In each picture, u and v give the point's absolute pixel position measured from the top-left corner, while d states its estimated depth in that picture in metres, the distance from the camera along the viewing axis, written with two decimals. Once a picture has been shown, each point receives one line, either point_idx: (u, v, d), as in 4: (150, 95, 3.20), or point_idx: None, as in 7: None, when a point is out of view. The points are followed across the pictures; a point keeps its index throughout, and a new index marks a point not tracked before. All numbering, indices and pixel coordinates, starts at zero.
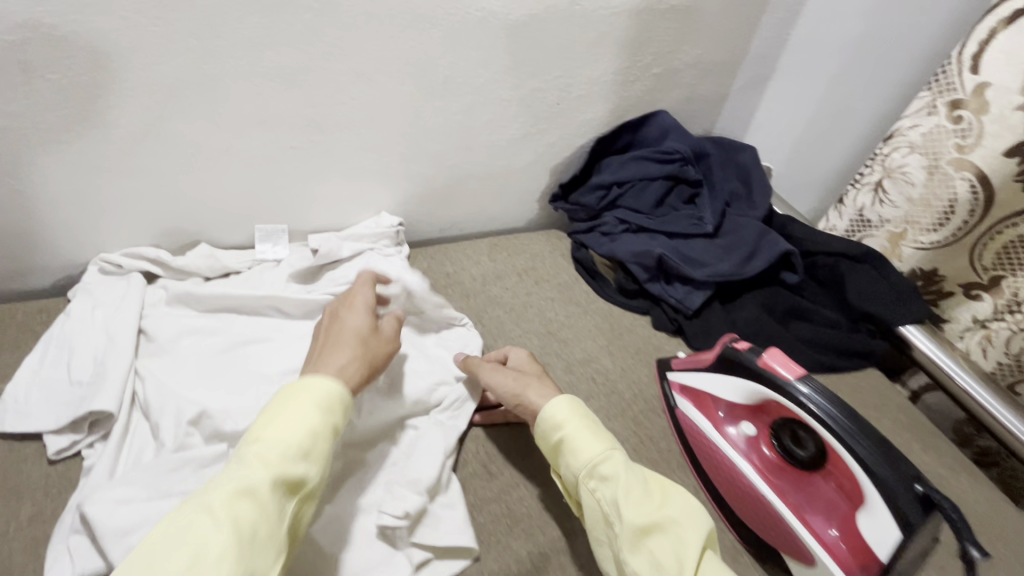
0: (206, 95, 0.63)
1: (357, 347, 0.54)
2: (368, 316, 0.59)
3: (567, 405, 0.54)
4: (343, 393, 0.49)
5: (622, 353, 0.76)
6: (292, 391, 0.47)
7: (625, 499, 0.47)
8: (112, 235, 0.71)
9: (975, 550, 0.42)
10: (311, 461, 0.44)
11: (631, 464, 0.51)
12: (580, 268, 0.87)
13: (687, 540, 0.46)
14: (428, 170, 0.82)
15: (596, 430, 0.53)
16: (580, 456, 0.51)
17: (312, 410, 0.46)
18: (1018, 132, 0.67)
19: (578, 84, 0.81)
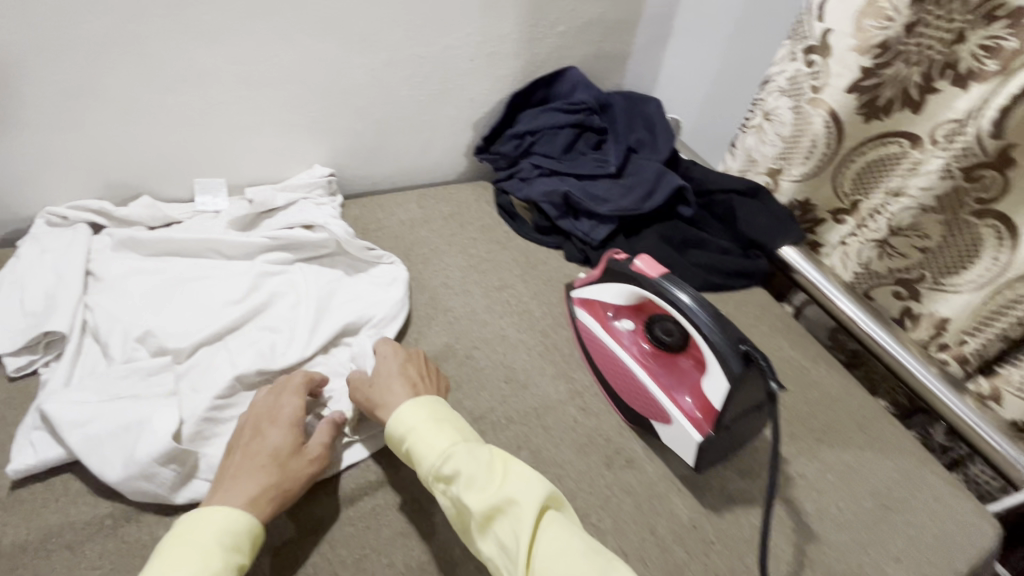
0: (132, 54, 0.69)
1: (270, 472, 0.53)
2: (292, 433, 0.57)
3: (408, 412, 0.57)
4: (243, 531, 0.48)
5: (535, 281, 0.86)
6: (192, 541, 0.46)
7: (467, 492, 0.50)
8: (55, 189, 0.77)
9: (774, 383, 0.56)
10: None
11: (474, 453, 0.53)
12: (501, 211, 0.96)
13: (522, 515, 0.49)
14: (355, 124, 0.90)
15: (440, 429, 0.55)
16: (425, 459, 0.53)
17: (216, 556, 0.46)
18: (854, 69, 0.78)
19: (488, 42, 0.89)
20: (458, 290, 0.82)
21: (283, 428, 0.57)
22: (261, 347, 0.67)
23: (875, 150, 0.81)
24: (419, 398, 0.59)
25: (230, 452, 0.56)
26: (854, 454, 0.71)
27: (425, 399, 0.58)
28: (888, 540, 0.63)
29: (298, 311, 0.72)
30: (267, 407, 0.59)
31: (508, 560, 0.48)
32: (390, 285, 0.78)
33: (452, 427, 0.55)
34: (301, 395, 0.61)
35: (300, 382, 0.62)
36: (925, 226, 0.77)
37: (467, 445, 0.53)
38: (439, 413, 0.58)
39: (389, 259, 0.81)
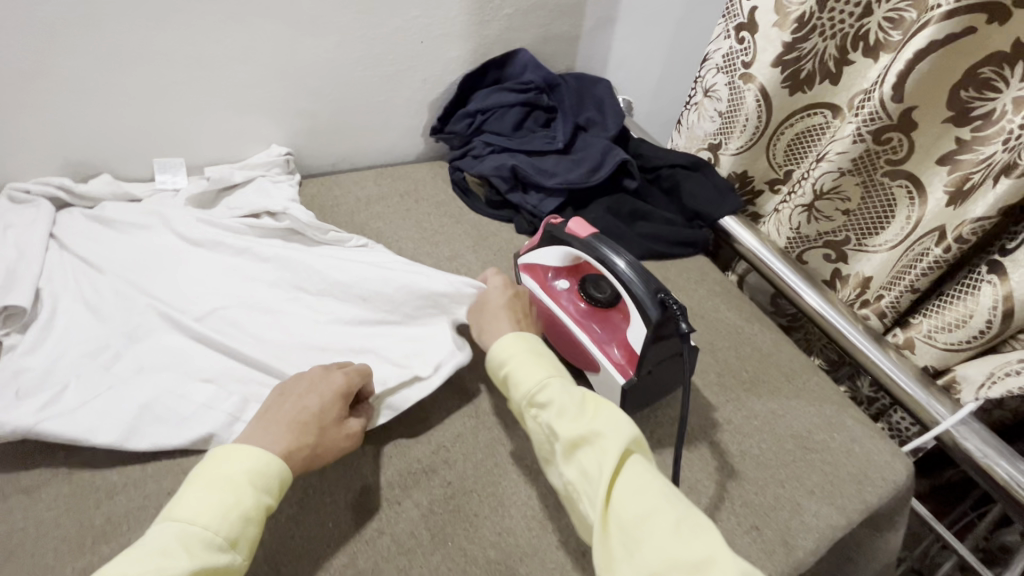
0: (86, 37, 0.72)
1: (309, 433, 0.55)
2: (337, 404, 0.59)
3: (512, 341, 0.62)
4: (272, 478, 0.51)
5: (486, 251, 0.90)
6: (229, 470, 0.49)
7: (559, 420, 0.54)
8: (17, 168, 0.79)
9: (684, 325, 0.61)
10: (237, 549, 0.47)
11: (566, 389, 0.57)
12: (455, 188, 1.00)
13: (610, 448, 0.52)
14: (311, 106, 0.93)
15: (535, 364, 0.60)
16: (520, 385, 0.59)
17: (246, 492, 0.49)
18: (776, 44, 0.81)
19: (437, 24, 0.93)
20: (411, 261, 0.86)
21: (334, 395, 0.59)
22: (264, 331, 0.70)
23: (802, 121, 0.87)
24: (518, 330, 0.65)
25: (284, 395, 0.58)
26: (780, 402, 0.76)
27: (524, 333, 0.64)
28: (805, 476, 0.68)
29: (298, 298, 0.75)
30: (332, 370, 0.62)
31: (588, 485, 0.51)
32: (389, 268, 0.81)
33: (549, 363, 0.60)
34: (359, 375, 0.62)
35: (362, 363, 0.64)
36: (846, 189, 0.82)
37: (562, 381, 0.58)
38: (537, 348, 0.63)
39: (369, 245, 0.84)
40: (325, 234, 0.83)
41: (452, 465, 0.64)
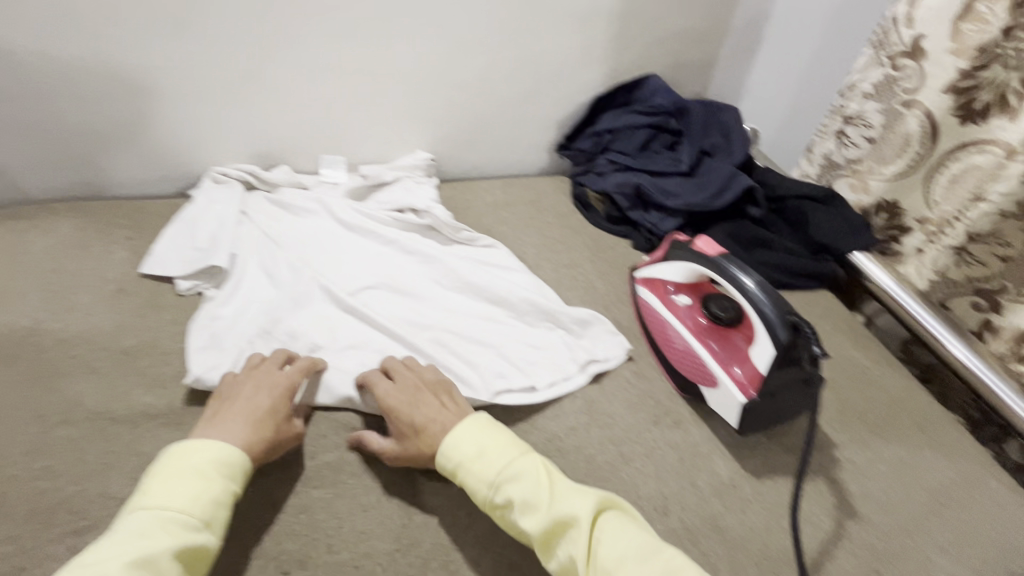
0: (293, 50, 0.86)
1: (263, 428, 0.58)
2: (288, 400, 0.61)
3: (451, 441, 0.58)
4: (234, 471, 0.53)
5: (602, 263, 0.93)
6: (193, 466, 0.51)
7: (523, 518, 0.52)
8: (220, 154, 0.94)
9: (818, 349, 0.61)
10: (211, 530, 0.50)
11: (521, 476, 0.54)
12: (576, 202, 1.05)
13: (580, 535, 0.50)
14: (455, 117, 1.02)
15: (486, 456, 0.56)
16: (477, 491, 0.55)
17: (213, 479, 0.51)
18: (951, 71, 0.78)
19: (577, 48, 0.99)
20: (532, 264, 0.92)
21: (284, 393, 0.61)
22: (401, 311, 0.79)
23: (959, 162, 0.80)
24: (463, 424, 0.59)
25: (216, 411, 0.59)
26: (911, 450, 0.71)
27: (465, 423, 0.59)
28: (936, 530, 0.64)
29: (433, 287, 0.83)
30: (260, 380, 0.62)
31: (574, 575, 0.50)
32: (514, 271, 0.87)
33: (499, 450, 0.56)
34: (301, 372, 0.65)
35: (303, 361, 0.66)
36: (1004, 233, 0.77)
37: (510, 469, 0.55)
38: (479, 433, 0.58)
39: (495, 245, 0.91)
40: (459, 233, 0.91)
41: (564, 454, 0.66)
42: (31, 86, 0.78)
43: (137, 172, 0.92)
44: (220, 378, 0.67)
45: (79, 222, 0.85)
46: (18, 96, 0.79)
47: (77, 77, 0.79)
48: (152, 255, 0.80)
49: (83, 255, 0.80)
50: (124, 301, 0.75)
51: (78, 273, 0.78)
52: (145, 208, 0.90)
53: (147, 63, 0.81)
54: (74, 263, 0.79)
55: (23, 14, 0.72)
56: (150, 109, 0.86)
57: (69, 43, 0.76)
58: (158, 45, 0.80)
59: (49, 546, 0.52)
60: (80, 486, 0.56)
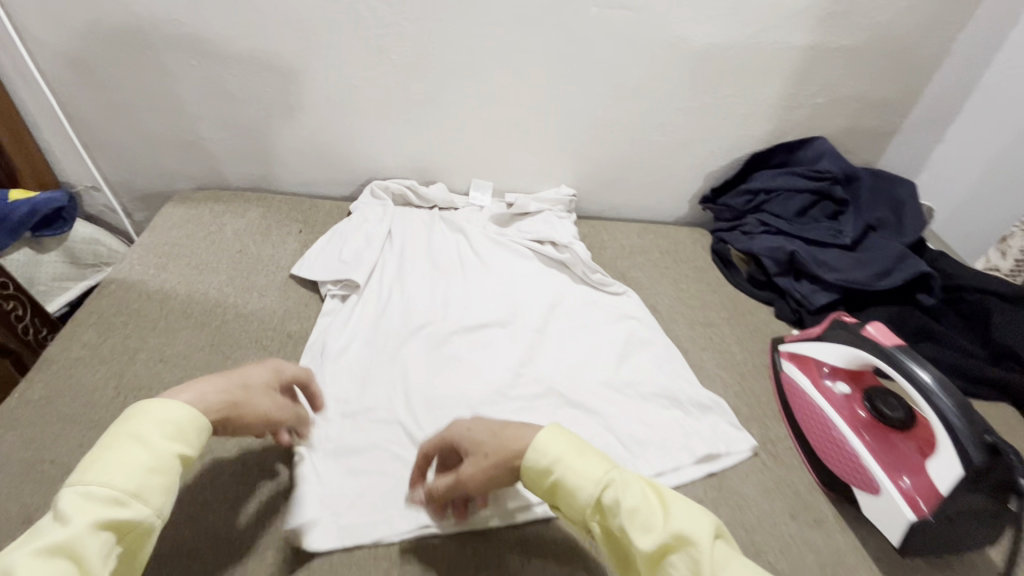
0: (469, 81, 0.91)
1: (228, 384, 0.52)
2: (268, 375, 0.57)
3: (546, 440, 0.52)
4: (187, 419, 0.47)
5: (741, 327, 0.88)
6: (128, 429, 0.44)
7: (634, 528, 0.46)
8: (385, 167, 1.02)
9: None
10: (143, 502, 0.42)
11: (630, 482, 0.49)
12: (716, 258, 1.01)
13: (699, 560, 0.43)
14: (604, 157, 1.03)
15: (585, 457, 0.51)
16: (580, 491, 0.49)
17: (150, 448, 0.44)
18: None
19: (743, 104, 0.96)
20: (664, 316, 0.89)
21: (265, 367, 0.58)
22: (532, 343, 0.79)
23: None
24: (545, 425, 0.54)
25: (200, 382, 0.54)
26: None
27: (556, 423, 0.54)
28: None
29: (564, 325, 0.83)
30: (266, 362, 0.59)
31: None
32: (645, 322, 0.85)
33: (599, 452, 0.52)
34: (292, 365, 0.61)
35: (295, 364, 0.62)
36: None
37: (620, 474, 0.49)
38: (574, 438, 0.53)
39: (627, 293, 0.89)
40: (593, 274, 0.90)
41: None
42: (252, 92, 0.91)
43: (315, 173, 1.03)
44: (349, 389, 0.70)
45: (264, 211, 0.96)
46: (241, 99, 0.91)
47: (289, 88, 0.90)
48: (306, 259, 0.86)
49: (263, 242, 0.91)
50: (292, 288, 0.84)
51: (259, 257, 0.88)
52: (316, 206, 1.00)
53: (344, 82, 0.90)
54: (256, 247, 0.89)
55: (259, 32, 0.84)
56: (337, 121, 0.95)
57: (287, 59, 0.87)
58: (357, 67, 0.88)
59: (213, 501, 0.58)
60: (242, 453, 0.63)
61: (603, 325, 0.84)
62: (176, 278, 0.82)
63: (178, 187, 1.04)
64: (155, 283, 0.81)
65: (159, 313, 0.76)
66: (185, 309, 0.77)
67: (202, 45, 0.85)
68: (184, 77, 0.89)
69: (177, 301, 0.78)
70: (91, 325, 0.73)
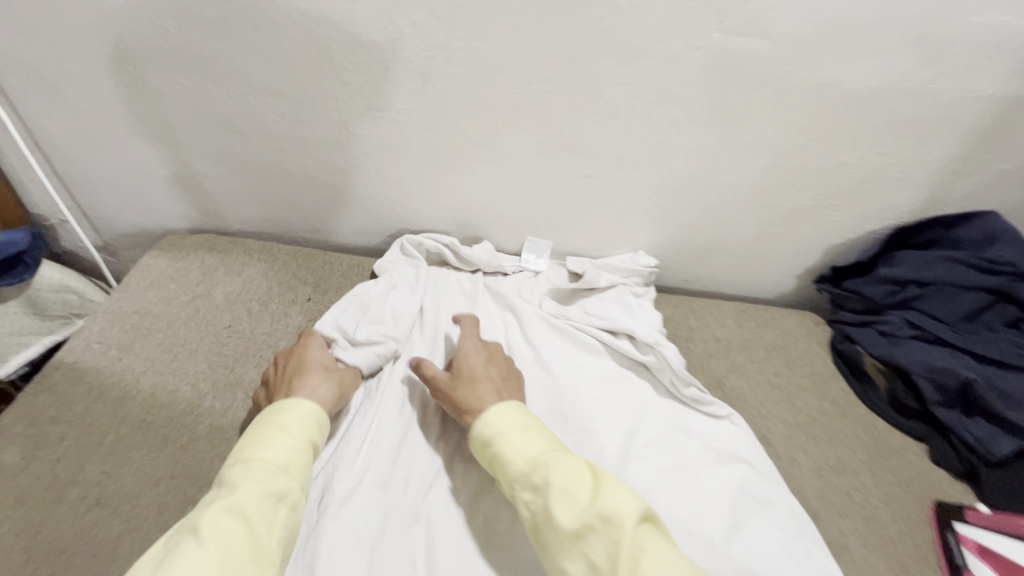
0: (538, 121, 0.69)
1: (321, 379, 0.60)
2: (327, 352, 0.64)
3: (498, 414, 0.56)
4: (316, 413, 0.56)
5: (886, 478, 0.64)
6: (274, 419, 0.53)
7: (555, 505, 0.47)
8: (421, 218, 0.82)
9: None
10: (293, 478, 0.49)
11: (563, 461, 0.50)
12: (840, 362, 0.78)
13: (618, 533, 0.44)
14: (699, 221, 0.80)
15: (528, 438, 0.54)
16: (511, 466, 0.52)
17: (291, 430, 0.52)
18: None
19: (898, 166, 0.72)
20: (781, 453, 0.66)
21: (317, 343, 0.65)
22: None
23: None
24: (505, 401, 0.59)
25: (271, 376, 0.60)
26: None
27: (514, 404, 0.58)
28: None
29: (646, 465, 0.61)
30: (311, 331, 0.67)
31: None
32: (758, 469, 0.62)
33: (541, 436, 0.54)
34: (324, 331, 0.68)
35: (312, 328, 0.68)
36: None
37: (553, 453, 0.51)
38: (527, 420, 0.57)
39: (731, 418, 0.67)
40: (684, 388, 0.68)
41: None
42: (260, 122, 0.71)
43: (334, 220, 0.83)
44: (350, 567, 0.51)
45: (265, 267, 0.76)
46: (245, 130, 0.72)
47: (305, 120, 0.71)
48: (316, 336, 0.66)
49: (260, 313, 0.71)
50: None
51: (252, 335, 0.68)
52: (332, 262, 0.80)
53: (375, 115, 0.69)
54: (251, 320, 0.70)
55: (270, 50, 0.64)
56: (365, 162, 0.75)
57: (305, 84, 0.67)
58: (394, 98, 0.67)
59: None
60: None
61: (699, 469, 0.61)
62: (142, 365, 0.63)
63: (169, 225, 0.86)
64: (114, 372, 0.61)
65: (110, 421, 0.57)
66: (146, 415, 0.58)
67: (197, 62, 0.65)
68: (174, 101, 0.70)
69: (137, 401, 0.59)
70: (15, 438, 0.54)
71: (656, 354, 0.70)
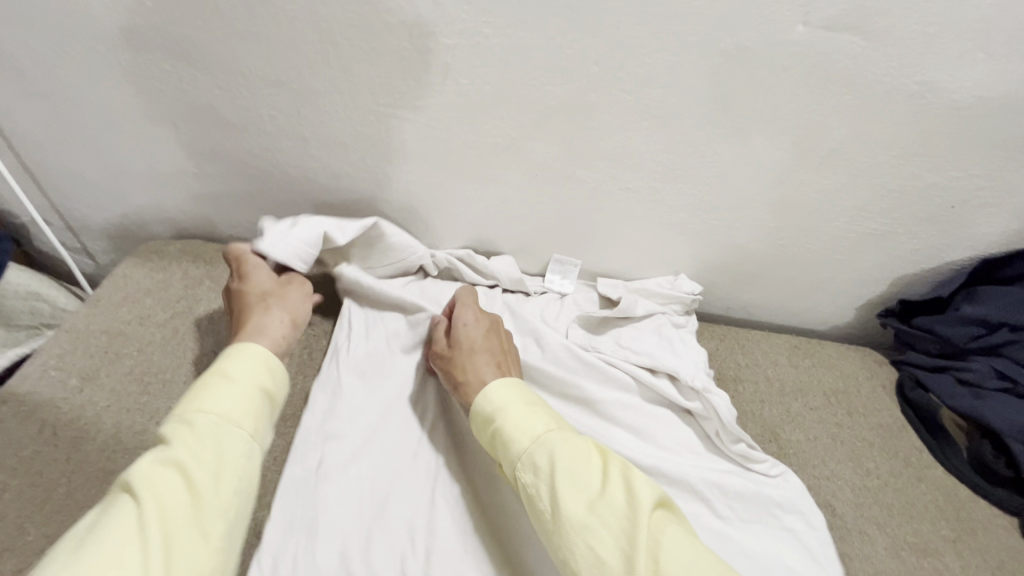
0: (576, 125, 0.59)
1: (265, 314, 0.57)
2: (268, 277, 0.61)
3: (501, 387, 0.53)
4: (261, 351, 0.51)
5: (977, 561, 0.54)
6: (216, 365, 0.48)
7: (563, 486, 0.44)
8: (435, 230, 0.72)
9: None
10: (239, 427, 0.44)
11: (570, 441, 0.48)
12: (909, 412, 0.68)
13: (633, 523, 0.42)
14: (751, 244, 0.70)
15: (533, 414, 0.51)
16: (514, 442, 0.48)
17: (233, 378, 0.46)
18: None
19: (993, 190, 0.62)
20: (850, 526, 0.56)
21: (254, 268, 0.61)
22: None
23: None
24: (506, 376, 0.56)
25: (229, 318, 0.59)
26: None
27: (515, 379, 0.55)
28: None
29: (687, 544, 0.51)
30: (241, 253, 0.62)
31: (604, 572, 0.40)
32: (821, 552, 0.52)
33: (546, 413, 0.51)
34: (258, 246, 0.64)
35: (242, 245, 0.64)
36: None
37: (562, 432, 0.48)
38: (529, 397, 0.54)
39: (786, 479, 0.57)
40: (733, 443, 0.58)
41: None
42: (253, 116, 0.62)
43: None
44: None
45: None
46: (236, 124, 0.63)
47: (305, 115, 0.61)
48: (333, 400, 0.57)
49: None
50: None
51: None
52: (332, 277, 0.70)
53: (387, 112, 0.60)
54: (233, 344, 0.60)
55: (264, 32, 0.54)
56: (373, 165, 0.65)
57: (306, 74, 0.57)
58: (409, 93, 0.58)
59: None
60: None
61: (754, 549, 0.51)
62: (106, 398, 0.54)
63: (153, 228, 0.77)
64: (72, 407, 0.52)
65: (60, 469, 0.48)
66: (104, 464, 0.49)
67: (180, 44, 0.56)
68: (155, 90, 0.60)
69: (96, 445, 0.50)
70: None
71: (702, 401, 0.60)
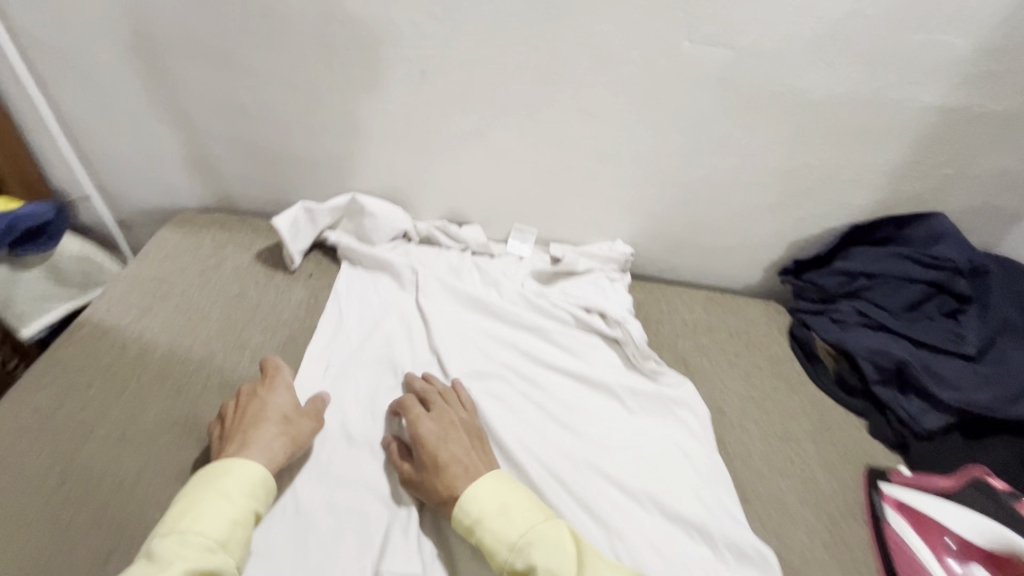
0: (525, 118, 0.76)
1: (276, 438, 0.57)
2: (291, 397, 0.62)
3: (476, 497, 0.54)
4: (258, 475, 0.53)
5: (827, 447, 0.72)
6: (215, 484, 0.51)
7: None
8: (416, 204, 0.89)
9: None
10: (227, 552, 0.48)
11: (547, 540, 0.50)
12: (796, 347, 0.86)
13: None
14: (672, 214, 0.87)
15: (507, 515, 0.53)
16: (496, 554, 0.51)
17: (233, 498, 0.50)
18: None
19: (852, 168, 0.80)
20: (734, 423, 0.73)
21: (278, 387, 0.62)
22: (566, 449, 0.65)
23: None
24: (478, 482, 0.55)
25: (227, 421, 0.58)
26: None
27: (489, 479, 0.55)
28: None
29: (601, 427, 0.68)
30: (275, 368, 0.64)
31: None
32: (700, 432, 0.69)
33: (519, 511, 0.53)
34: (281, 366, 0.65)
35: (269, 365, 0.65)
36: None
37: (537, 534, 0.51)
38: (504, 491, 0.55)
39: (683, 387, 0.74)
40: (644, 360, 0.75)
41: None
42: (271, 110, 0.78)
43: None
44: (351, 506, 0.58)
45: (272, 246, 0.83)
46: (258, 117, 0.79)
47: (313, 110, 0.77)
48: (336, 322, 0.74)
49: (266, 285, 0.78)
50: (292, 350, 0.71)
51: (256, 304, 0.75)
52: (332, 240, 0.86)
53: (378, 107, 0.76)
54: (256, 290, 0.77)
55: (284, 44, 0.71)
56: (366, 150, 0.82)
57: (315, 77, 0.74)
58: (395, 92, 0.74)
59: None
60: None
61: (651, 431, 0.69)
62: (161, 326, 0.69)
63: (182, 204, 0.92)
64: (134, 331, 0.68)
65: (131, 372, 0.64)
66: (163, 369, 0.65)
67: (217, 54, 0.72)
68: (194, 89, 0.76)
69: (156, 356, 0.66)
70: (47, 385, 0.61)
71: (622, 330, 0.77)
